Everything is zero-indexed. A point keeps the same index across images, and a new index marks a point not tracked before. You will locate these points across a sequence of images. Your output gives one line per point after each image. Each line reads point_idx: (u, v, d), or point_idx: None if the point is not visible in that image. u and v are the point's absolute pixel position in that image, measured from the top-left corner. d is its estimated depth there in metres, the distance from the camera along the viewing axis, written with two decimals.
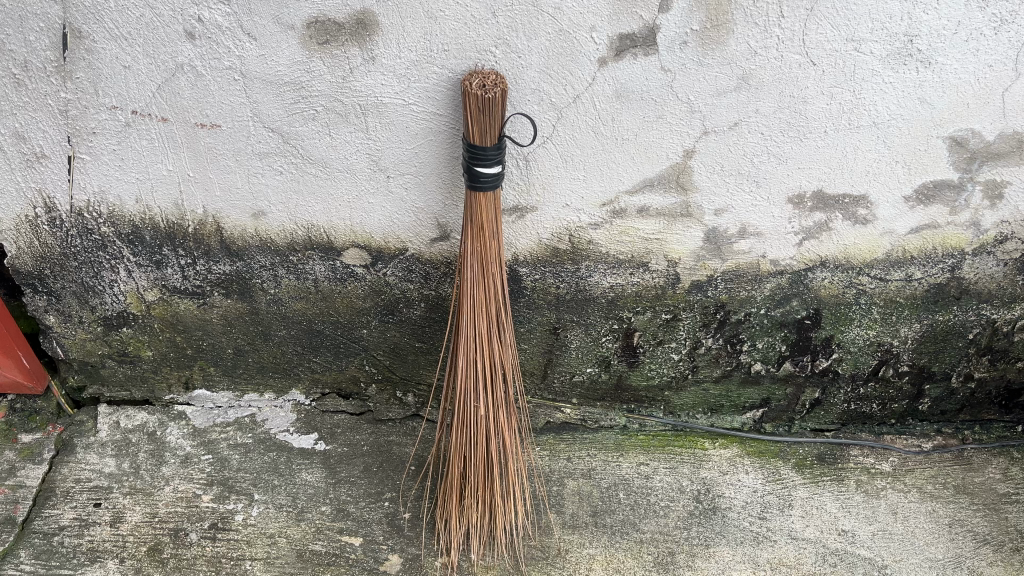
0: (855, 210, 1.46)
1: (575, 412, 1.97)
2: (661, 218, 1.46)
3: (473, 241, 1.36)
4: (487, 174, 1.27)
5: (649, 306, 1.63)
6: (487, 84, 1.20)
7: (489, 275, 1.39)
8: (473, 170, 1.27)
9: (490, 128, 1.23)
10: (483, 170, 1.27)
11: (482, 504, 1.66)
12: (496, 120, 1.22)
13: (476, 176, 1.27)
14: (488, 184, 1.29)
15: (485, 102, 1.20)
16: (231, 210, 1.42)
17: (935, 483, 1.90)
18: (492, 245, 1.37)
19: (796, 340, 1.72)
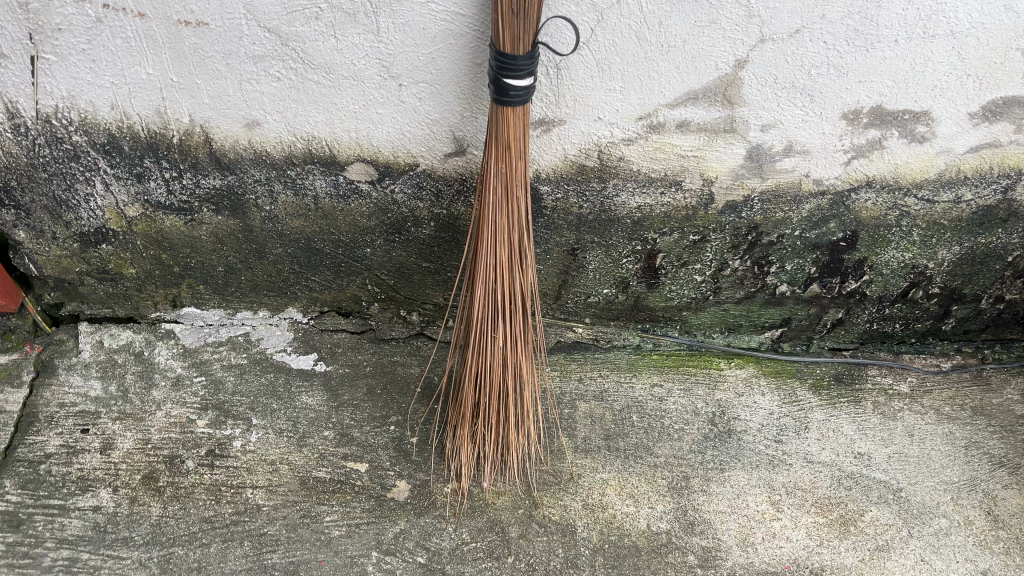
0: (914, 127, 1.33)
1: (587, 332, 1.88)
2: (702, 134, 1.32)
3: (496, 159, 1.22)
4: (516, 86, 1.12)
5: (677, 226, 1.51)
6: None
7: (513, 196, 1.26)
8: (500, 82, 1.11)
9: (524, 34, 1.07)
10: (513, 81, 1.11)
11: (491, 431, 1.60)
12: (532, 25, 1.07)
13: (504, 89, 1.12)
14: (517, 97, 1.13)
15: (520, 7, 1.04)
16: (221, 120, 1.26)
17: (952, 404, 1.86)
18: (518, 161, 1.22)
19: (827, 261, 1.62)
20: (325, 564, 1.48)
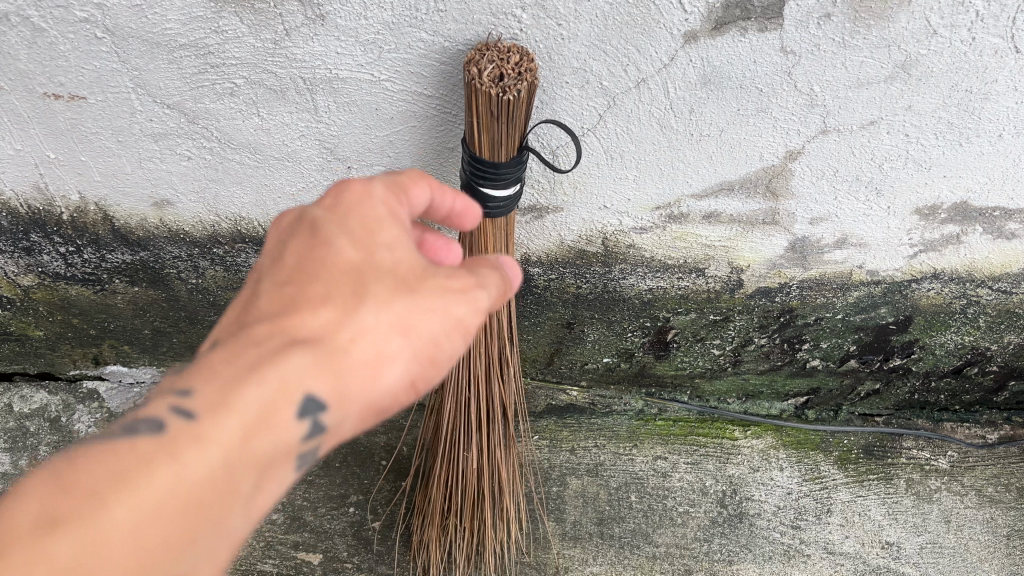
0: (1003, 224, 1.05)
1: (582, 396, 1.65)
2: (735, 225, 1.04)
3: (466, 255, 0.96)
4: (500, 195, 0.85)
5: (695, 307, 1.25)
6: (507, 72, 0.74)
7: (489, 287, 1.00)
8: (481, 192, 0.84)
9: (506, 140, 0.80)
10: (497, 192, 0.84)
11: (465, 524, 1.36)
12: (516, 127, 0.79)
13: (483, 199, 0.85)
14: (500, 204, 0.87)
15: (501, 112, 0.76)
16: (120, 198, 0.98)
17: (996, 484, 1.62)
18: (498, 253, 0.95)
19: (870, 341, 1.36)
20: None
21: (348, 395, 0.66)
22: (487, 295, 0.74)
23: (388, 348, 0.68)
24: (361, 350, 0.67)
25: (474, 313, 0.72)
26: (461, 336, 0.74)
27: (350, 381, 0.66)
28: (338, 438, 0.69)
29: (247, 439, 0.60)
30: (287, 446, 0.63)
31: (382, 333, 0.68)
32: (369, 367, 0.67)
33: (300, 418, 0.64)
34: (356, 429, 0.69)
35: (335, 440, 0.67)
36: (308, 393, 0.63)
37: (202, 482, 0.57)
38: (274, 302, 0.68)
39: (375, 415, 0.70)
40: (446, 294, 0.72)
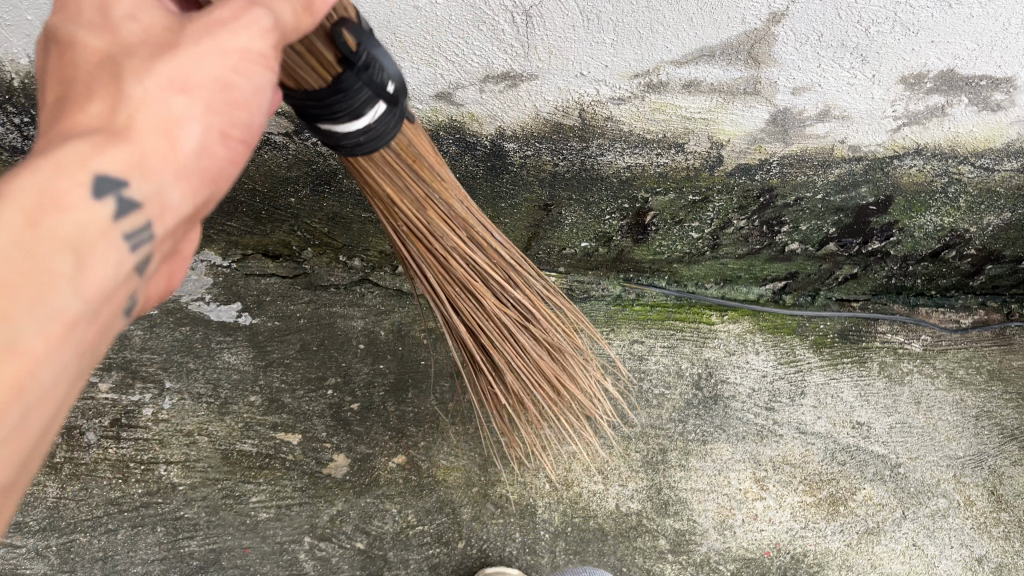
0: (989, 94, 1.02)
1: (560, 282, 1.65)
2: (715, 95, 1.01)
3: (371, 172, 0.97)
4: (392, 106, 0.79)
5: (674, 187, 1.23)
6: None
7: (414, 170, 1.01)
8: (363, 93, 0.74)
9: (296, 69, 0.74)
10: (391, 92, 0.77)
11: (531, 368, 1.25)
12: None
13: (365, 128, 0.78)
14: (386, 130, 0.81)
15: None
16: None
17: (968, 367, 1.65)
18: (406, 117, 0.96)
19: (850, 224, 1.35)
20: (251, 552, 1.35)
21: (149, 162, 0.58)
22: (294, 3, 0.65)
23: (229, 49, 0.61)
24: (145, 121, 0.58)
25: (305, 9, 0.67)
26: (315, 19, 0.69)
27: (195, 74, 0.60)
28: (206, 160, 0.62)
29: (89, 155, 0.54)
30: (146, 160, 0.57)
31: (170, 112, 0.59)
32: (210, 75, 0.61)
33: (153, 117, 0.58)
34: (218, 161, 0.64)
35: (209, 147, 0.62)
36: (92, 175, 0.54)
37: (30, 207, 0.50)
38: (48, 112, 0.60)
39: (239, 139, 0.65)
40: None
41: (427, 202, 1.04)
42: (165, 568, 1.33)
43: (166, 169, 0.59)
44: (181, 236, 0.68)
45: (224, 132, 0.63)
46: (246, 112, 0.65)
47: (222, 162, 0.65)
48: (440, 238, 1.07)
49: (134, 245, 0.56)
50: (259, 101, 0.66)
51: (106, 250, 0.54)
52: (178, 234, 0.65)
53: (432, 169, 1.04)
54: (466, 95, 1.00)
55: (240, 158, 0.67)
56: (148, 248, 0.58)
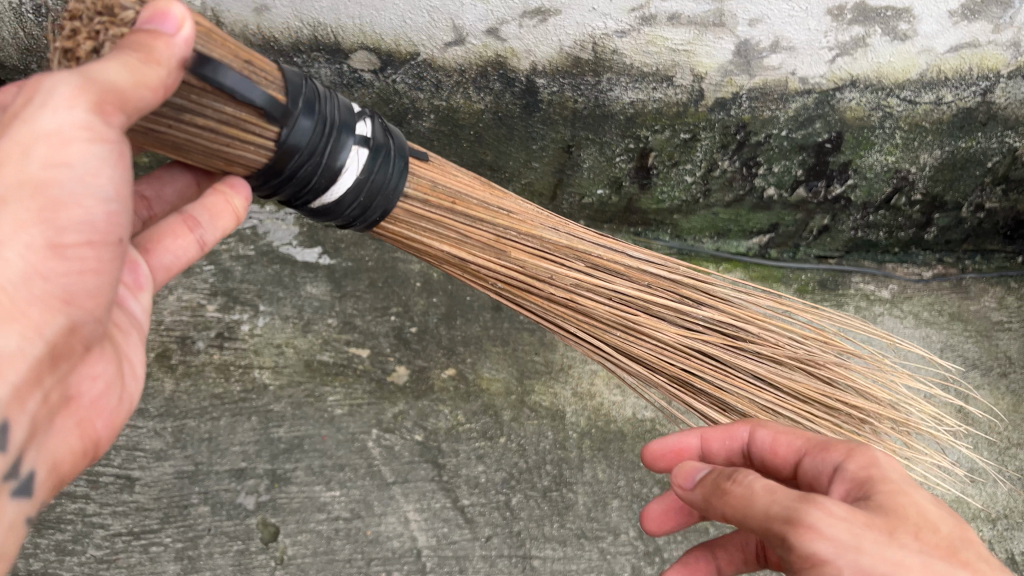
0: (896, 24, 1.39)
1: None
2: (693, 26, 1.38)
3: (444, 228, 1.29)
4: (368, 155, 1.12)
5: (668, 124, 1.57)
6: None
7: (455, 210, 1.29)
8: (325, 148, 1.06)
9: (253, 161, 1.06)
10: (348, 142, 1.09)
11: (765, 387, 1.38)
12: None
13: (347, 184, 1.11)
14: (374, 175, 1.14)
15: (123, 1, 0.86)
16: (230, 4, 1.34)
17: (932, 310, 1.93)
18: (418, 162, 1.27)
19: (813, 164, 1.68)
20: (328, 438, 1.61)
21: None
22: (73, 88, 0.81)
23: (25, 168, 0.80)
24: None
25: (95, 80, 0.80)
26: (162, 68, 0.85)
27: (0, 196, 0.79)
28: (37, 269, 0.80)
29: None
30: None
31: None
32: (12, 184, 0.79)
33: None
34: (59, 275, 0.82)
35: (37, 265, 0.80)
36: None
37: None
38: None
39: (77, 245, 0.84)
40: (23, 114, 0.81)
41: (498, 243, 1.32)
42: (259, 449, 1.59)
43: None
44: (58, 370, 0.85)
45: (48, 241, 0.81)
46: (72, 208, 0.83)
47: (66, 269, 0.83)
48: (547, 275, 1.34)
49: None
50: (84, 187, 0.84)
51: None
52: (46, 358, 0.82)
53: (478, 206, 1.32)
54: (510, 30, 1.39)
55: (92, 260, 0.86)
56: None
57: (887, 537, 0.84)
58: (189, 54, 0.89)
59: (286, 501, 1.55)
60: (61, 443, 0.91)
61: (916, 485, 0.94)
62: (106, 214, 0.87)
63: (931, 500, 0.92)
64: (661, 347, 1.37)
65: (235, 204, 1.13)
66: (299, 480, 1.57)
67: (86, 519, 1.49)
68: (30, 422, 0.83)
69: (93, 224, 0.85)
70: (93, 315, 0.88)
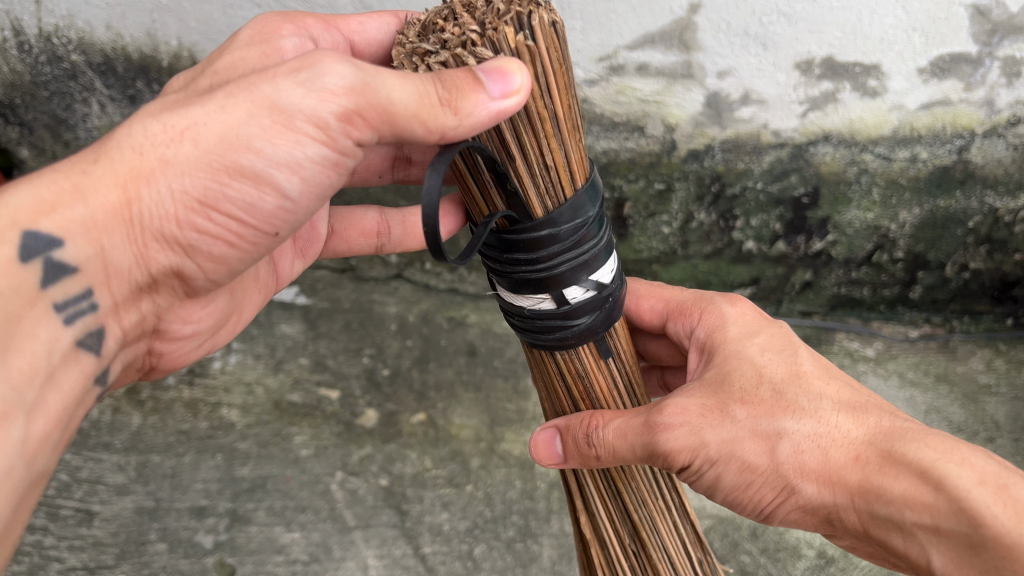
0: (865, 81, 1.40)
1: None
2: (661, 78, 1.42)
3: (549, 388, 1.22)
4: (552, 310, 1.00)
5: (642, 174, 1.60)
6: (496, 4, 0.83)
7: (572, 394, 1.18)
8: (519, 269, 0.95)
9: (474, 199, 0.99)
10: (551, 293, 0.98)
11: None
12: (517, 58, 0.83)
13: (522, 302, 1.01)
14: (539, 319, 1.03)
15: (478, 42, 0.81)
16: (207, 44, 1.42)
17: (916, 371, 1.86)
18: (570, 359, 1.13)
19: (792, 219, 1.67)
20: (291, 479, 1.59)
21: (102, 230, 0.85)
22: (341, 84, 0.81)
23: (244, 129, 0.84)
24: (115, 193, 0.84)
25: (371, 89, 0.80)
26: (455, 117, 0.80)
27: (196, 137, 0.84)
28: (182, 215, 0.89)
29: (43, 215, 0.81)
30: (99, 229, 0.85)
31: (158, 191, 0.86)
32: (219, 135, 0.84)
33: (133, 169, 0.84)
34: (206, 226, 0.92)
35: (184, 212, 0.89)
36: (51, 231, 0.82)
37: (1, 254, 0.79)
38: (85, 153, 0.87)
39: (226, 212, 0.91)
40: (275, 78, 0.83)
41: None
42: (221, 487, 1.57)
43: (123, 227, 0.86)
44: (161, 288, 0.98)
45: (205, 197, 0.88)
46: (247, 184, 0.89)
47: (213, 224, 0.92)
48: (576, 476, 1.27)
49: (72, 295, 0.85)
50: (276, 172, 0.88)
51: (43, 304, 0.82)
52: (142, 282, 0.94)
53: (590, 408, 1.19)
54: None
55: (235, 232, 0.95)
56: (93, 300, 0.88)
57: (723, 416, 1.00)
58: (496, 121, 0.81)
59: (244, 542, 1.51)
60: (136, 358, 1.11)
61: (751, 335, 1.11)
62: (269, 204, 0.93)
63: (763, 351, 1.07)
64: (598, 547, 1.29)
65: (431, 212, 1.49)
66: (259, 520, 1.54)
67: (43, 552, 1.47)
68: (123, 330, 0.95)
69: (254, 205, 0.92)
70: (205, 269, 0.99)
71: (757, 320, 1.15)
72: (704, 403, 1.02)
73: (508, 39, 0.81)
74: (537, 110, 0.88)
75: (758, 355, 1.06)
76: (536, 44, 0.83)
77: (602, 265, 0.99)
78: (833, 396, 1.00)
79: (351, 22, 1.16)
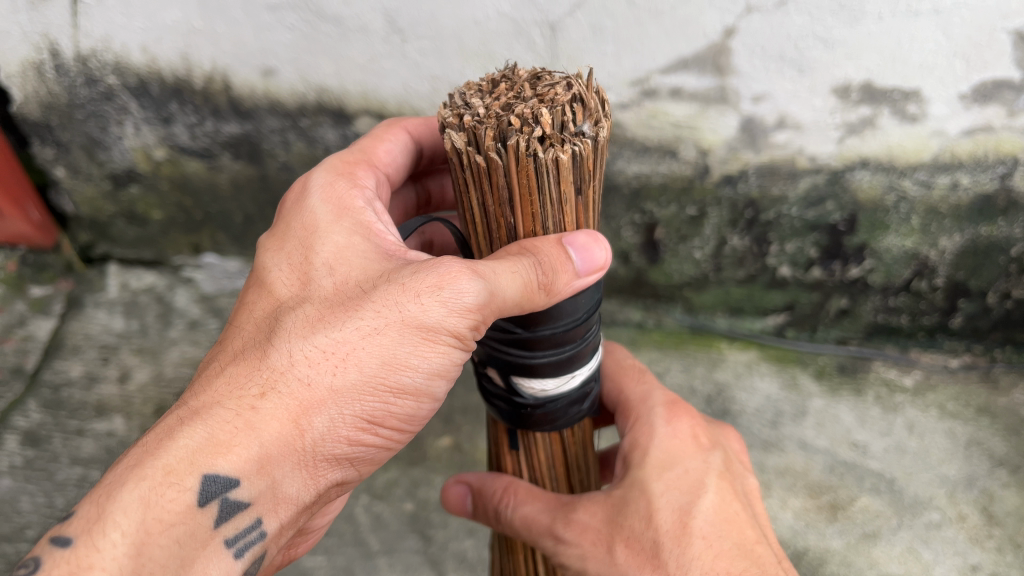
0: (904, 106, 1.38)
1: None
2: (695, 102, 1.41)
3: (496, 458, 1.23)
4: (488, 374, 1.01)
5: (674, 199, 1.58)
6: (533, 102, 0.81)
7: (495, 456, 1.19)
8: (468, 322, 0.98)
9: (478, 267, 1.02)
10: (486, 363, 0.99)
11: None
12: (496, 167, 0.82)
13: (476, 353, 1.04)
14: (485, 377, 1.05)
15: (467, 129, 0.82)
16: (240, 67, 1.45)
17: (957, 402, 1.78)
18: (499, 430, 1.15)
19: (828, 245, 1.63)
20: None
21: (273, 463, 0.80)
22: (479, 299, 0.83)
23: (397, 349, 0.85)
24: (278, 420, 0.81)
25: (502, 296, 0.83)
26: (553, 297, 0.86)
27: (357, 362, 0.84)
28: (345, 437, 0.86)
29: (211, 459, 0.77)
30: (269, 466, 0.80)
31: (325, 416, 0.83)
32: (374, 358, 0.85)
33: (300, 397, 0.82)
34: (364, 441, 0.89)
35: (346, 433, 0.86)
36: (219, 473, 0.77)
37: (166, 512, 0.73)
38: (223, 379, 0.85)
39: (389, 427, 0.91)
40: (421, 291, 0.85)
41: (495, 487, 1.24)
42: None
43: (295, 456, 0.82)
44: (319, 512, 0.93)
45: (373, 416, 0.88)
46: (408, 397, 0.90)
47: (368, 440, 0.90)
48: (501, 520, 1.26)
49: (243, 530, 0.80)
50: (421, 378, 0.89)
51: (215, 544, 0.78)
52: (312, 508, 0.89)
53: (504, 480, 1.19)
54: None
55: (390, 440, 0.94)
56: (262, 528, 0.82)
57: (606, 556, 0.91)
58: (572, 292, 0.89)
59: None
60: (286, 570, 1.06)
61: (669, 466, 0.96)
62: (425, 409, 0.94)
63: (668, 488, 0.93)
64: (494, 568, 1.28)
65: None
66: None
67: None
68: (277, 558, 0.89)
69: (412, 416, 0.93)
70: (358, 478, 0.96)
71: (687, 444, 1.00)
72: (598, 531, 0.93)
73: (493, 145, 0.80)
74: (499, 214, 0.88)
75: (656, 494, 0.93)
76: (523, 169, 0.81)
77: (534, 380, 0.96)
78: (707, 565, 0.86)
79: (380, 153, 1.12)
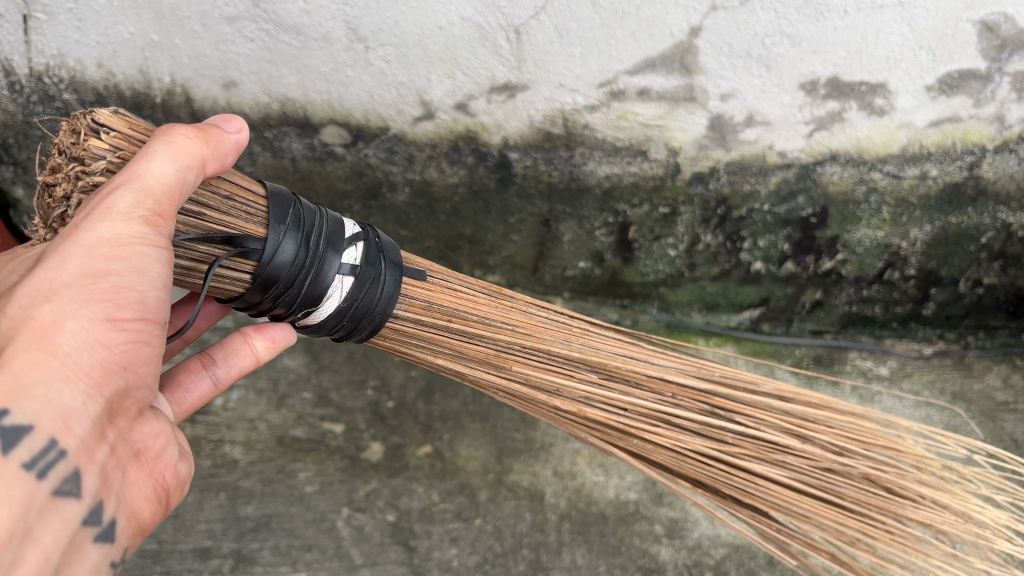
0: (872, 99, 1.38)
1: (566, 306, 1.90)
2: (663, 102, 1.40)
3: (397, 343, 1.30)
4: (342, 285, 1.13)
5: (646, 199, 1.57)
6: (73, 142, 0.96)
7: (452, 328, 1.27)
8: (303, 280, 1.08)
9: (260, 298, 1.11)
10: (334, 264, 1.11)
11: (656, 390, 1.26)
12: (123, 138, 0.98)
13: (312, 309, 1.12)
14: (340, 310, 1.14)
15: (99, 166, 0.95)
16: (200, 79, 1.42)
17: (932, 389, 1.80)
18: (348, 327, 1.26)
19: (800, 239, 1.63)
20: (296, 517, 1.54)
21: (27, 382, 0.76)
22: (136, 194, 0.91)
23: (90, 261, 0.87)
24: (13, 351, 0.78)
25: (158, 174, 0.94)
26: (207, 145, 1.02)
27: (70, 283, 0.84)
28: (103, 343, 0.85)
29: None
30: (22, 387, 0.76)
31: (62, 332, 0.81)
32: (82, 272, 0.86)
33: (28, 329, 0.80)
34: (125, 342, 0.87)
35: (99, 337, 0.84)
36: None
37: None
38: None
39: (145, 327, 0.91)
40: (89, 221, 0.88)
41: (499, 358, 1.27)
42: (225, 527, 1.51)
43: (51, 370, 0.79)
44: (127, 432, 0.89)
45: (123, 319, 0.88)
46: (145, 298, 0.91)
47: (129, 342, 0.88)
48: (553, 389, 1.26)
49: (38, 452, 0.76)
50: (139, 277, 0.90)
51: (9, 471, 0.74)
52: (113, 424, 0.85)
53: (478, 321, 1.28)
54: (478, 105, 1.43)
55: (143, 333, 0.90)
56: (63, 448, 0.78)
57: None
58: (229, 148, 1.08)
59: None
60: (138, 493, 0.91)
61: None
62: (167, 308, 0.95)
63: None
64: (607, 400, 1.25)
65: (255, 348, 1.27)
66: (264, 560, 1.49)
67: None
68: (104, 478, 0.84)
69: (161, 322, 0.94)
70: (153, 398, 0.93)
71: None
72: None
73: (102, 140, 0.96)
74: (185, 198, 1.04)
75: None
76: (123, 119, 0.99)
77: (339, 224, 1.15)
78: None
79: None
